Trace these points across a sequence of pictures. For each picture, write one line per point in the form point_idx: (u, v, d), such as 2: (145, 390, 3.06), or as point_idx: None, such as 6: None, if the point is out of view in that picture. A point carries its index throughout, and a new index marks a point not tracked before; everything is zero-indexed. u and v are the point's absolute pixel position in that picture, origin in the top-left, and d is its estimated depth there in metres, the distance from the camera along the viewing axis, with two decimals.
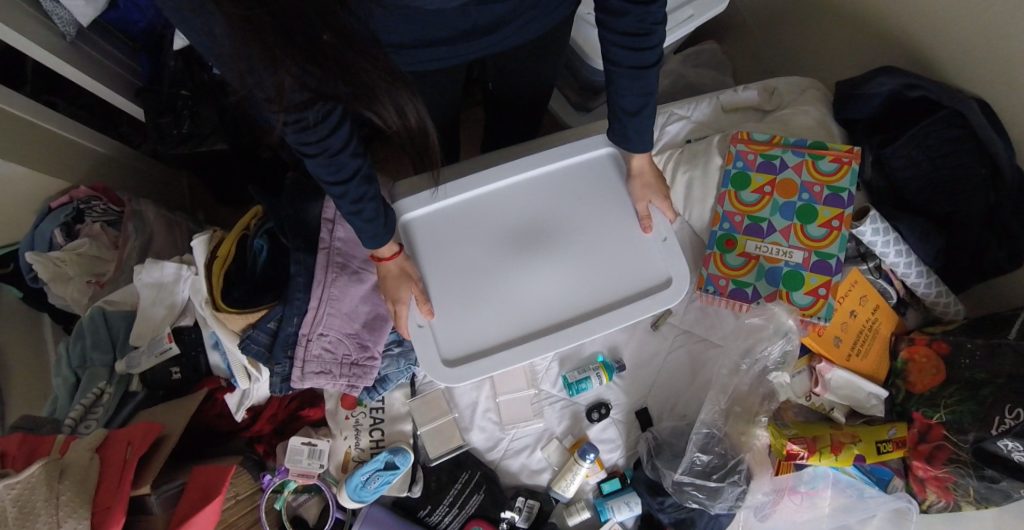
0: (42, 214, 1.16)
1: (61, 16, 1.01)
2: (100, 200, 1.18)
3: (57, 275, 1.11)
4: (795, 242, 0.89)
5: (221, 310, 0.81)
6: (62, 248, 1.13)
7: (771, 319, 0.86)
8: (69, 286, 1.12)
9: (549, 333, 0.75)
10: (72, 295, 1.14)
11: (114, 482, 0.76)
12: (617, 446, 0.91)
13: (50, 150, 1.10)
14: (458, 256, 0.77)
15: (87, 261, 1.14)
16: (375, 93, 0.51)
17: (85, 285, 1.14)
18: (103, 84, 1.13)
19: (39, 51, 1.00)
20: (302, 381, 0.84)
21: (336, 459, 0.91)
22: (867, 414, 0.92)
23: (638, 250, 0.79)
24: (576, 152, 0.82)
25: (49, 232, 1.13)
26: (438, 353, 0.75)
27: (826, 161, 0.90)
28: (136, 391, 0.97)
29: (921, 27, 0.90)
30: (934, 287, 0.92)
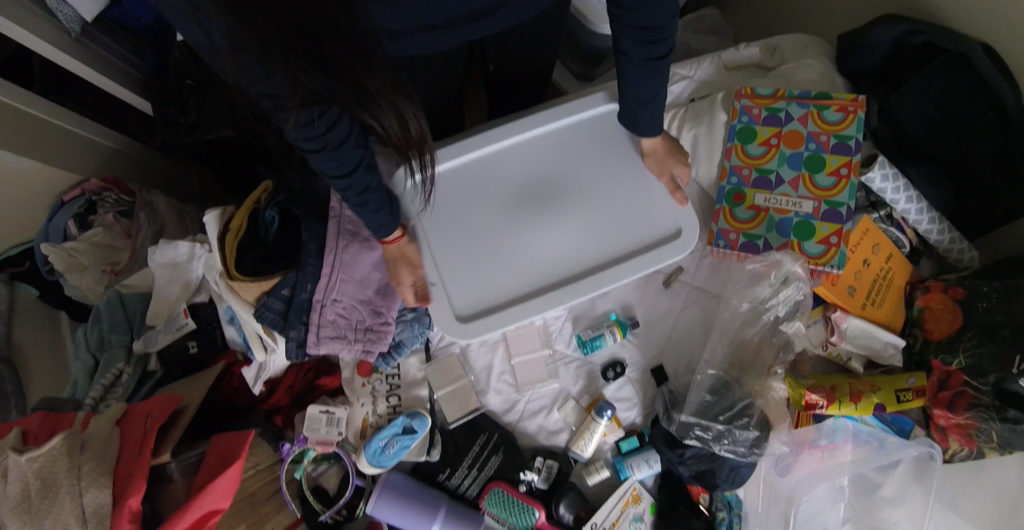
0: (55, 208, 1.15)
1: (65, 13, 1.03)
2: (112, 191, 1.19)
3: (73, 264, 1.12)
4: (804, 192, 0.89)
5: (234, 279, 0.82)
6: (77, 238, 1.13)
7: (775, 267, 0.84)
8: (84, 276, 1.13)
9: (561, 286, 0.75)
10: (88, 285, 1.14)
11: (134, 450, 0.77)
12: (634, 404, 0.91)
13: (63, 145, 1.12)
14: (467, 215, 0.78)
15: (102, 250, 1.16)
16: (376, 100, 0.50)
17: (101, 274, 1.15)
18: (111, 79, 1.15)
19: (48, 49, 1.02)
20: (317, 346, 0.85)
21: (354, 426, 0.91)
22: (886, 364, 0.91)
23: (647, 203, 0.78)
24: (581, 107, 0.81)
25: (63, 224, 1.14)
26: (451, 310, 0.75)
27: (831, 111, 0.90)
28: (154, 371, 0.98)
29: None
30: (946, 234, 0.92)
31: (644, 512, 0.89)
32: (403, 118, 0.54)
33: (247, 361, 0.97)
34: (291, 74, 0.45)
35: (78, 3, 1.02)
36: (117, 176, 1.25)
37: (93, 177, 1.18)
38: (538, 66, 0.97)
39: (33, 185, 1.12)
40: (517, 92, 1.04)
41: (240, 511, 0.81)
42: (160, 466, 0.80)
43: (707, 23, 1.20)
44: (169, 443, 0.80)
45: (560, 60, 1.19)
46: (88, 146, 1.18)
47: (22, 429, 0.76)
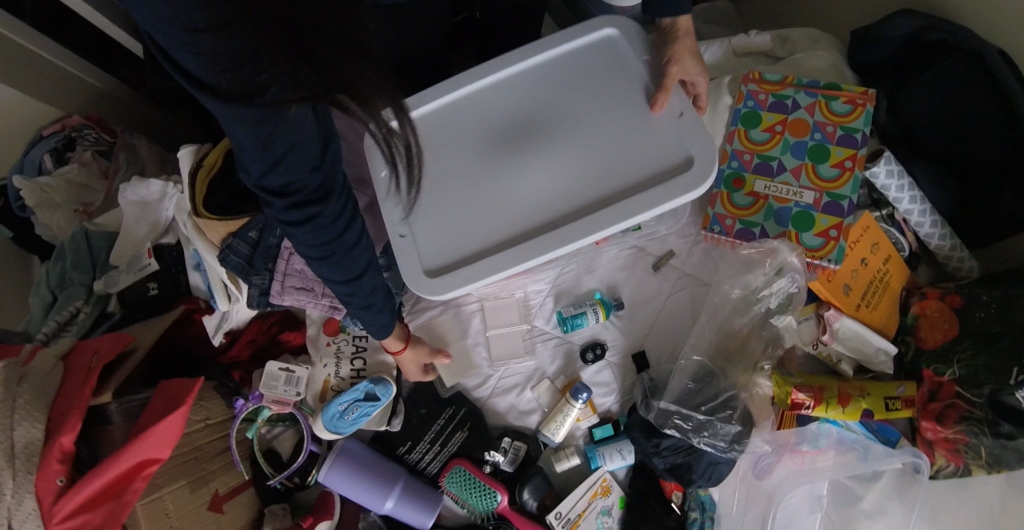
0: (33, 141, 1.13)
1: None
2: (93, 129, 1.15)
3: (45, 202, 1.10)
4: (805, 182, 0.85)
5: (200, 217, 0.78)
6: (51, 173, 1.11)
7: (770, 254, 0.81)
8: (56, 213, 1.10)
9: (541, 233, 0.65)
10: (58, 223, 1.11)
11: (76, 385, 0.70)
12: (611, 390, 0.86)
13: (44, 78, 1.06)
14: (446, 161, 0.71)
15: (75, 188, 1.13)
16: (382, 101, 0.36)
17: (72, 212, 1.12)
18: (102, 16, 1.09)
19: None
20: (281, 296, 0.81)
21: (315, 387, 0.86)
22: (876, 370, 0.87)
23: (648, 133, 0.66)
24: (575, 34, 0.72)
25: (39, 157, 1.11)
26: (421, 264, 0.68)
27: (839, 101, 0.87)
28: (113, 312, 0.93)
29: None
30: (947, 240, 0.88)
31: (613, 505, 0.83)
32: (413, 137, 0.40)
33: (210, 310, 0.92)
34: (279, 72, 0.33)
35: None
36: (102, 117, 1.20)
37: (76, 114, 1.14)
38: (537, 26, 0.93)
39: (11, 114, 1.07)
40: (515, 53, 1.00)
41: (183, 464, 0.75)
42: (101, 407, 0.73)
43: (719, 13, 1.16)
44: (112, 384, 0.74)
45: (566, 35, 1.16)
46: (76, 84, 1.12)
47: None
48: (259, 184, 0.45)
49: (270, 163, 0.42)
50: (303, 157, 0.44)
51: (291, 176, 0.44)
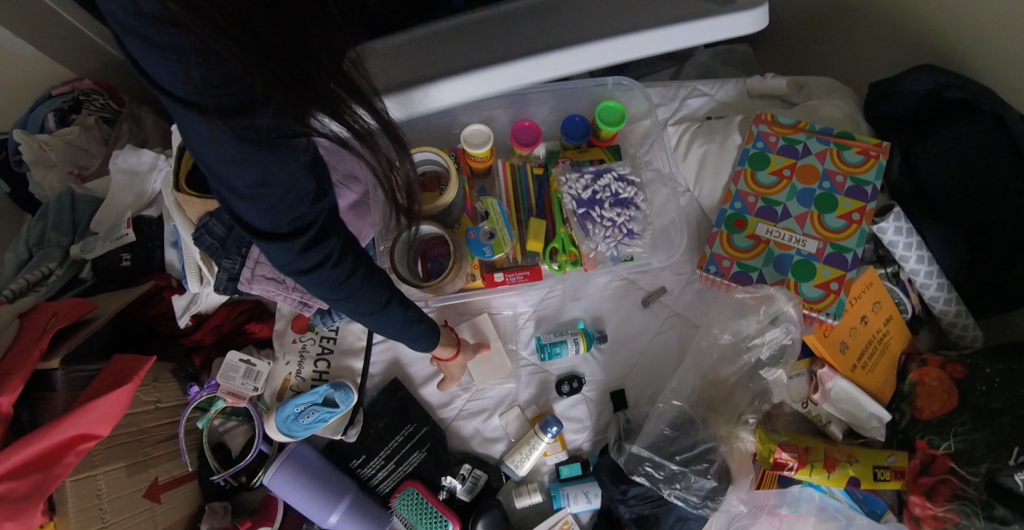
0: (39, 99, 1.09)
1: None
2: (102, 96, 1.10)
3: (40, 158, 1.06)
4: (809, 230, 0.82)
5: (180, 191, 0.73)
6: (51, 132, 1.06)
7: (765, 301, 0.77)
8: (50, 172, 1.06)
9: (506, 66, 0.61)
10: (50, 183, 1.07)
11: (24, 348, 0.66)
12: (585, 427, 0.81)
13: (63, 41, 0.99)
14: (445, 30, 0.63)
15: (73, 150, 1.08)
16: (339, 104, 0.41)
17: (66, 173, 1.07)
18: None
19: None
20: (249, 285, 0.74)
21: (274, 384, 0.81)
22: (868, 437, 0.81)
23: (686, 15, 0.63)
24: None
25: (44, 115, 1.07)
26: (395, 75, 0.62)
27: (851, 151, 0.84)
28: (85, 279, 0.86)
29: (956, 24, 0.85)
30: (952, 306, 0.84)
31: None
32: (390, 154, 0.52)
33: (180, 290, 0.85)
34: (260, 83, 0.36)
35: None
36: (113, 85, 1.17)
37: (87, 79, 1.11)
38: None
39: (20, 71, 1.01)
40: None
41: (125, 444, 0.69)
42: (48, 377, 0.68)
43: (737, 56, 1.15)
44: (63, 351, 0.70)
45: None
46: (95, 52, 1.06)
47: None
48: (264, 230, 0.42)
49: (263, 197, 0.40)
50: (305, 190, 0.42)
51: (295, 209, 0.42)
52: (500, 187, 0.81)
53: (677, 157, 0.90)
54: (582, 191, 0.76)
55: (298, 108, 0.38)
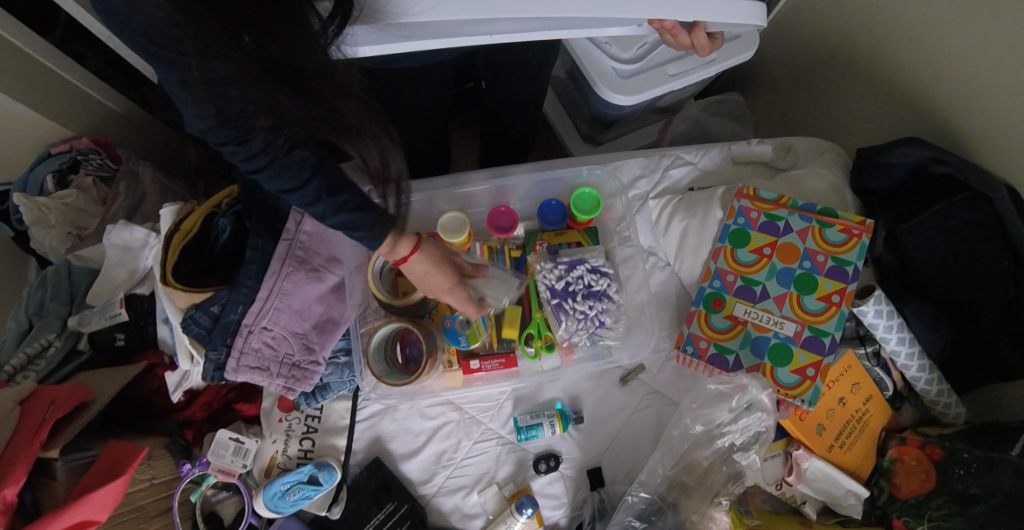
0: (41, 157, 1.05)
1: None
2: (99, 154, 1.08)
3: (40, 220, 1.02)
4: (788, 312, 0.82)
5: (166, 284, 0.76)
6: (51, 195, 1.03)
7: (740, 390, 0.78)
8: (48, 233, 1.03)
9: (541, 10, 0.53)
10: (51, 244, 1.04)
11: (25, 438, 0.68)
12: (561, 504, 0.83)
13: (60, 101, 1.00)
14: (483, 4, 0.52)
15: (72, 212, 1.05)
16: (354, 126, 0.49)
17: (66, 236, 1.05)
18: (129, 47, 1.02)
19: (79, 11, 0.92)
20: (235, 374, 0.79)
21: (261, 461, 0.84)
22: (843, 514, 0.81)
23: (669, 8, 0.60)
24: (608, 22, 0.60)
25: (42, 176, 1.03)
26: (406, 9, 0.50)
27: (834, 230, 0.83)
28: (82, 350, 0.89)
29: (946, 94, 0.84)
30: (935, 385, 0.82)
31: None
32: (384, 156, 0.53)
33: (171, 366, 0.88)
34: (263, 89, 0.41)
35: None
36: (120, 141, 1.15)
37: (84, 137, 1.08)
38: (527, 96, 0.93)
39: (20, 133, 1.01)
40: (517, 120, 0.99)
41: (122, 523, 0.72)
42: (49, 465, 0.71)
43: (728, 107, 1.14)
44: (61, 440, 0.72)
45: (570, 117, 1.16)
46: (95, 109, 1.07)
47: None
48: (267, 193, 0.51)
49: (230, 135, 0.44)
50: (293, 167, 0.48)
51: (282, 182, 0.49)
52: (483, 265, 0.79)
53: (657, 231, 0.91)
54: (556, 282, 0.83)
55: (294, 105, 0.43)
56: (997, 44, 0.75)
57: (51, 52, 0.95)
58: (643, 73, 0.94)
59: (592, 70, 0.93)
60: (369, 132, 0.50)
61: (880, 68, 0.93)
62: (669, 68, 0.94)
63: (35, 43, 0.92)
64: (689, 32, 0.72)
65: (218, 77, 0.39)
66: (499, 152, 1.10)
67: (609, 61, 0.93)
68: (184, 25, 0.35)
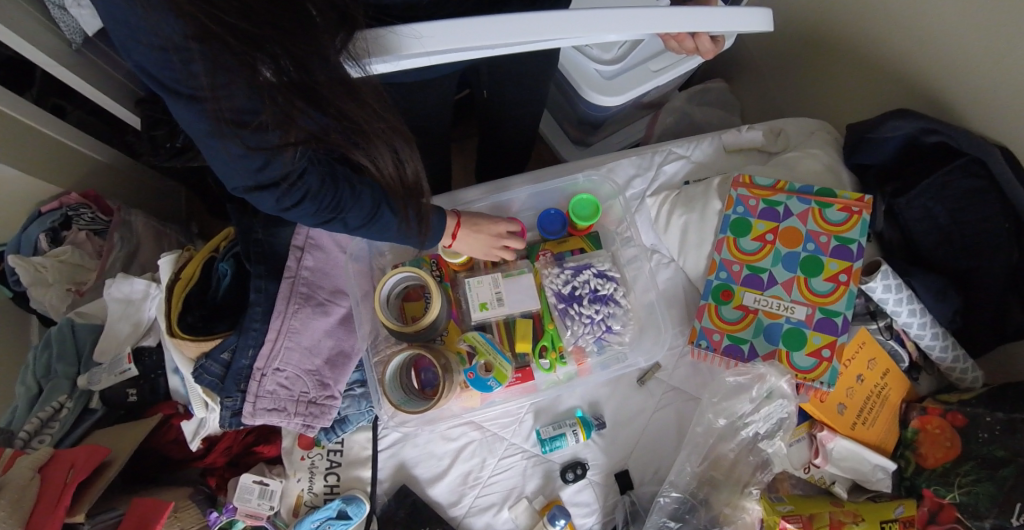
0: (31, 218, 1.04)
1: (69, 24, 0.88)
2: (90, 208, 1.06)
3: (37, 280, 1.01)
4: (797, 296, 0.83)
5: (175, 335, 0.79)
6: (45, 254, 1.02)
7: (759, 380, 0.78)
8: (47, 292, 1.01)
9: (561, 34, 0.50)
10: (51, 301, 1.02)
11: (49, 504, 0.68)
12: (593, 511, 0.82)
13: (49, 158, 1.00)
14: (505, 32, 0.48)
15: (69, 268, 1.04)
16: (372, 141, 0.50)
17: (65, 292, 1.02)
18: (109, 98, 1.02)
19: (52, 67, 0.91)
20: (253, 418, 0.80)
21: (288, 502, 0.84)
22: (874, 490, 0.81)
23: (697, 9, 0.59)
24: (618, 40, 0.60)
25: (35, 236, 1.02)
26: (420, 44, 0.47)
27: (834, 209, 0.83)
28: (94, 409, 0.92)
29: (931, 66, 0.84)
30: (950, 351, 0.83)
31: None
32: (399, 157, 0.54)
33: (187, 415, 0.90)
34: (278, 111, 0.42)
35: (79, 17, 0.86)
36: (106, 192, 1.14)
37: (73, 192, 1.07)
38: (520, 109, 0.92)
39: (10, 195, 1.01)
40: (506, 133, 1.00)
41: None
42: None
43: (713, 95, 1.15)
44: (86, 503, 0.72)
45: (558, 122, 1.17)
46: (79, 162, 1.06)
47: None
48: (318, 224, 0.56)
49: (287, 190, 0.50)
50: (359, 204, 0.56)
51: (322, 211, 0.54)
52: (489, 275, 0.81)
53: (658, 229, 0.91)
54: (562, 286, 0.83)
55: (319, 126, 0.45)
56: (982, 12, 0.75)
57: (31, 111, 0.95)
58: (626, 72, 0.95)
59: (575, 74, 0.93)
60: (375, 133, 0.49)
61: (860, 46, 0.94)
62: (651, 65, 0.95)
63: (13, 103, 0.91)
64: (694, 35, 0.70)
65: (240, 108, 0.41)
66: (491, 165, 1.11)
67: (593, 63, 0.93)
68: (203, 39, 0.36)
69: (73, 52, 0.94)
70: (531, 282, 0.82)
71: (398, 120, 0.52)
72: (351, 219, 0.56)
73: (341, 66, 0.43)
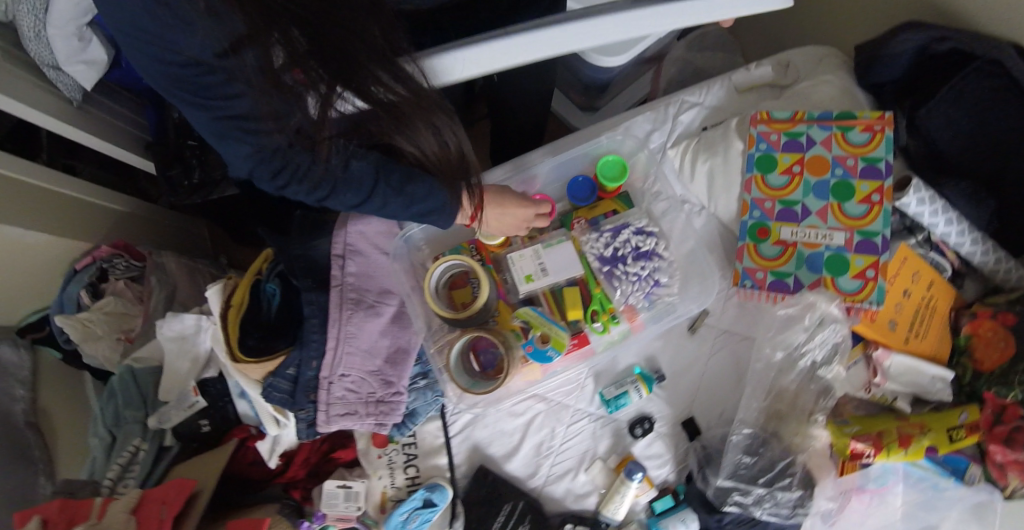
0: (67, 277, 1.06)
1: (66, 82, 0.91)
2: (123, 257, 1.10)
3: (87, 334, 1.03)
4: (833, 223, 0.83)
5: (239, 361, 0.81)
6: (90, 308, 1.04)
7: (808, 309, 0.79)
8: (99, 344, 1.04)
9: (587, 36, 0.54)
10: (104, 353, 1.04)
11: None
12: (665, 461, 0.85)
13: (71, 215, 1.03)
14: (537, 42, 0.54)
15: (116, 318, 1.07)
16: (410, 120, 0.51)
17: (116, 341, 1.05)
18: (119, 146, 1.05)
19: (58, 126, 0.93)
20: (329, 424, 0.83)
21: (374, 499, 0.87)
22: (935, 400, 0.82)
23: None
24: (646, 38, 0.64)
25: (75, 294, 1.05)
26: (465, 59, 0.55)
27: (856, 131, 0.84)
28: (169, 446, 0.97)
29: None
30: (991, 255, 0.83)
31: None
32: (440, 136, 0.55)
33: (261, 435, 0.93)
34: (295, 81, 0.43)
35: (75, 74, 0.89)
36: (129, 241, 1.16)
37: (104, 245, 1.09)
38: (529, 85, 0.93)
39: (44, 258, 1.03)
40: (517, 112, 1.01)
41: None
42: None
43: (713, 39, 1.14)
44: None
45: (563, 91, 1.18)
46: (92, 212, 1.08)
47: (41, 518, 0.70)
48: (317, 202, 0.56)
49: (278, 167, 0.51)
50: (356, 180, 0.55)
51: (317, 188, 0.54)
52: (530, 248, 0.83)
53: (685, 179, 0.92)
54: (604, 249, 0.85)
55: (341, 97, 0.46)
56: None
57: (35, 170, 0.96)
58: None
59: None
60: (412, 108, 0.50)
61: None
62: None
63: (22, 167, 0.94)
64: None
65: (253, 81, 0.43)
66: (505, 145, 1.12)
67: None
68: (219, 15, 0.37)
69: (75, 109, 0.97)
70: (572, 249, 0.84)
71: (439, 96, 0.54)
72: (346, 196, 0.56)
73: (378, 41, 0.45)
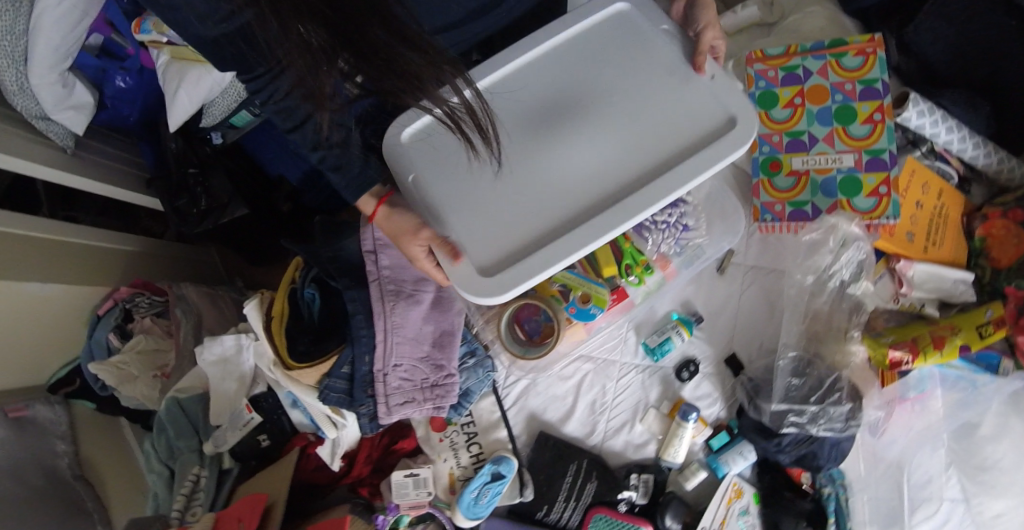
0: (92, 323, 1.08)
1: (56, 131, 0.90)
2: (144, 295, 1.11)
3: (121, 377, 1.01)
4: (841, 147, 0.85)
5: (293, 368, 0.83)
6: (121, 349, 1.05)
7: (831, 231, 0.83)
8: (136, 385, 1.03)
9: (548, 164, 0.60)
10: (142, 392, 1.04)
11: None
12: (715, 400, 0.88)
13: (81, 263, 1.04)
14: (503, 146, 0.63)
15: (148, 356, 1.07)
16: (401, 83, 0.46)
17: (152, 378, 1.05)
18: (120, 188, 1.04)
19: (54, 175, 0.92)
20: (390, 415, 0.86)
21: (442, 482, 0.90)
22: (959, 302, 0.86)
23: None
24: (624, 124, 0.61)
25: (104, 337, 1.05)
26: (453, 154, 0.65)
27: (849, 56, 0.87)
28: (229, 467, 1.00)
29: None
30: (994, 157, 0.87)
31: (749, 503, 0.85)
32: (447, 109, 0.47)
33: (319, 441, 0.95)
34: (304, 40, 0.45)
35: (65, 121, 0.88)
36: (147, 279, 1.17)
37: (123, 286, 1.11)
38: None
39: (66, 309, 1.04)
40: None
41: None
42: None
43: None
44: None
45: None
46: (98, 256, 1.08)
47: None
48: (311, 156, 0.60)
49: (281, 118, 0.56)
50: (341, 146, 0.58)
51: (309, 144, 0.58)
52: None
53: None
54: None
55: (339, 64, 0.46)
56: None
57: (37, 223, 0.96)
58: None
59: None
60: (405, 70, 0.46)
61: None
62: None
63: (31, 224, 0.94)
64: None
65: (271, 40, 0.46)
66: None
67: None
68: None
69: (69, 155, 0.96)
70: None
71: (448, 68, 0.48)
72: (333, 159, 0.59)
73: None
